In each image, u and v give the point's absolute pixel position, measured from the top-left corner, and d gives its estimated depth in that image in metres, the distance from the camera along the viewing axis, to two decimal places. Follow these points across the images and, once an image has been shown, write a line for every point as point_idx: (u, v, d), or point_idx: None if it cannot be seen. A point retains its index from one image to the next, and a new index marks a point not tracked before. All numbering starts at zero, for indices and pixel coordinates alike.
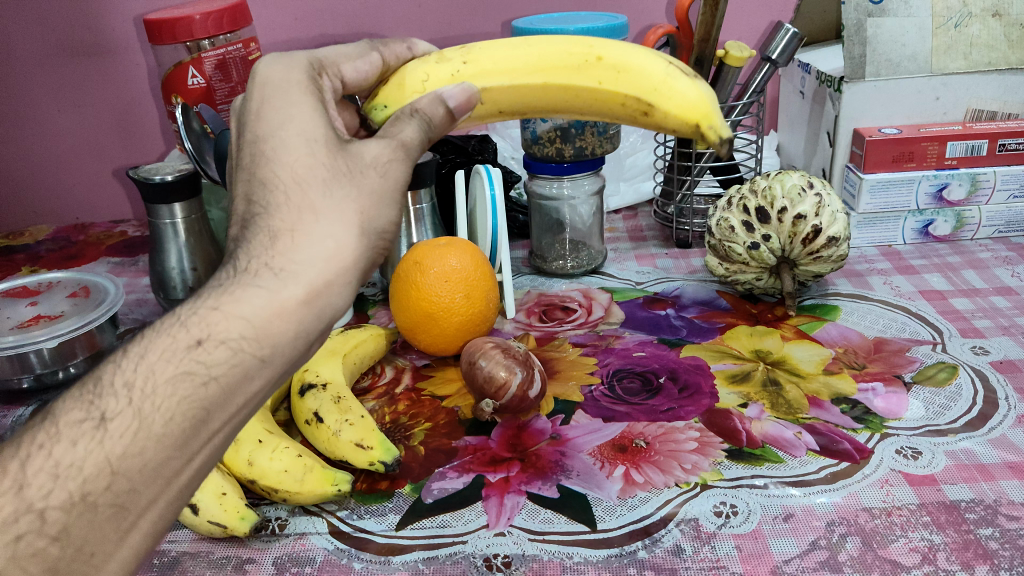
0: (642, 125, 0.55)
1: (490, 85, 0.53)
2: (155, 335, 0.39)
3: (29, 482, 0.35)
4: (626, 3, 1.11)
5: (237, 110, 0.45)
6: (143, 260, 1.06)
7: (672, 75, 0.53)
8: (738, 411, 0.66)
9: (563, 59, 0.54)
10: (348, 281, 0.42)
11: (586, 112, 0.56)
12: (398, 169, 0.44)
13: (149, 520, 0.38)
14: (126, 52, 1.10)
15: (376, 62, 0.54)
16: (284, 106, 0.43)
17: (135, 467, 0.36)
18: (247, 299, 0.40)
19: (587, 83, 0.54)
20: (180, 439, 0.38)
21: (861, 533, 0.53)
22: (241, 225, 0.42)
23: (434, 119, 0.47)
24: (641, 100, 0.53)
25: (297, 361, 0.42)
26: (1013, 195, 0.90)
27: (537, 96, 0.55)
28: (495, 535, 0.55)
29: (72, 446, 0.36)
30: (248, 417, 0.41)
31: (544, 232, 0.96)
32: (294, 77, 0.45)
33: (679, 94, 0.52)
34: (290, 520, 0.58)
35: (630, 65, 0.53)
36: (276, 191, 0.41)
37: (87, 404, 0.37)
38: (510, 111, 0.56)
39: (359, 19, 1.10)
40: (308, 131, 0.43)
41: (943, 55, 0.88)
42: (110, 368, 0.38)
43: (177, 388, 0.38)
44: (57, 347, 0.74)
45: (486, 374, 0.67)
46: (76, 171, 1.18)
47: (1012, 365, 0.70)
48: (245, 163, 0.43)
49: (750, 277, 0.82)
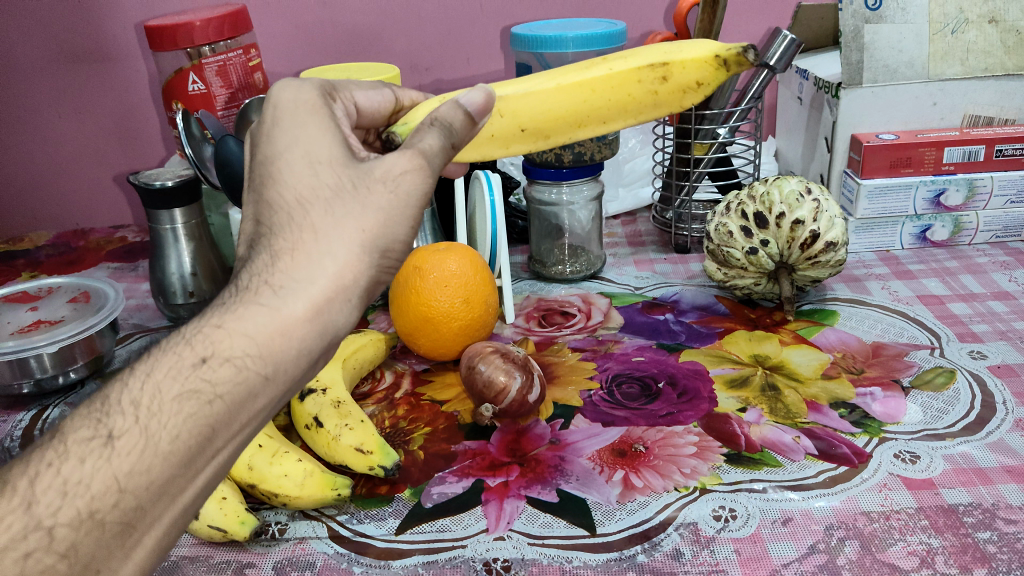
0: (664, 101, 0.53)
1: (507, 93, 0.53)
2: (162, 353, 0.40)
3: (38, 500, 0.35)
4: (624, 10, 1.12)
5: (250, 131, 0.46)
6: (142, 266, 1.06)
7: (676, 44, 0.54)
8: (737, 415, 0.67)
9: (571, 70, 0.54)
10: (349, 298, 0.42)
11: (607, 113, 0.54)
12: (411, 182, 0.44)
13: (154, 536, 0.38)
14: (127, 59, 1.11)
15: (388, 96, 0.55)
16: (292, 127, 0.44)
17: (142, 485, 0.37)
18: (249, 316, 0.40)
19: (599, 73, 0.53)
20: (185, 456, 0.38)
21: (860, 537, 0.53)
22: (249, 245, 0.42)
23: (454, 124, 0.46)
24: (654, 66, 0.52)
25: (301, 378, 0.43)
26: (1011, 201, 0.90)
27: (555, 99, 0.53)
28: (495, 539, 0.55)
29: (80, 464, 0.36)
30: (255, 435, 0.41)
31: (543, 237, 0.97)
32: (304, 97, 0.46)
33: (688, 48, 0.53)
34: (290, 524, 0.58)
35: (635, 53, 0.54)
36: (280, 213, 0.42)
37: (95, 422, 0.38)
38: (531, 129, 0.55)
39: (358, 25, 1.10)
40: (315, 152, 0.43)
41: (940, 61, 0.88)
42: (117, 387, 0.39)
43: (183, 406, 0.38)
44: (58, 352, 0.74)
45: (485, 378, 0.67)
46: (76, 177, 1.19)
47: (1010, 370, 0.70)
48: (254, 184, 0.43)
49: (749, 281, 0.83)
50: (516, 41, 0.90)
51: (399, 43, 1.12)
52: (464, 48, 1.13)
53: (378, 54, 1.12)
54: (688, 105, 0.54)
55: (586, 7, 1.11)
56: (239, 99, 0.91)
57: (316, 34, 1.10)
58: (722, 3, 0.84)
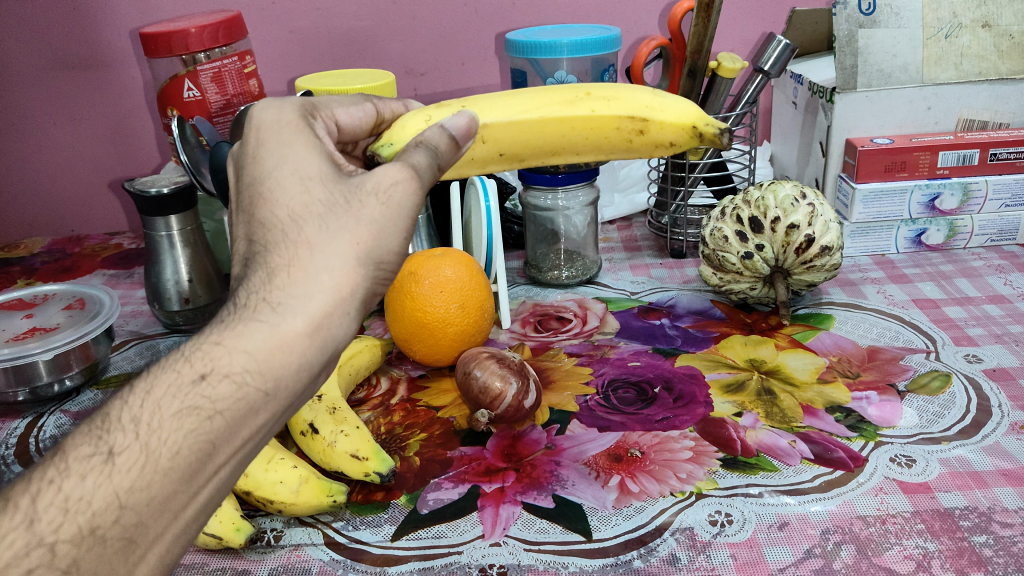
0: (637, 148, 0.57)
1: (491, 121, 0.54)
2: (160, 370, 0.40)
3: (40, 517, 0.35)
4: (618, 15, 1.12)
5: (235, 156, 0.46)
6: (138, 272, 1.06)
7: (659, 95, 0.56)
8: (732, 420, 0.67)
9: (555, 99, 0.55)
10: (347, 311, 0.42)
11: (582, 148, 0.57)
12: (403, 192, 0.43)
13: (158, 553, 0.38)
14: (122, 66, 1.11)
15: (370, 111, 0.55)
16: (278, 148, 0.44)
17: (143, 501, 0.37)
18: (248, 333, 0.40)
19: (581, 113, 0.55)
20: (187, 472, 0.38)
21: (855, 541, 0.53)
22: (243, 263, 0.42)
23: (440, 147, 0.47)
24: (634, 119, 0.55)
25: (302, 393, 0.42)
26: (1005, 205, 0.91)
27: (536, 131, 0.55)
28: (490, 546, 0.55)
29: (81, 480, 0.36)
30: (256, 450, 0.41)
31: (538, 242, 0.97)
32: (286, 118, 0.46)
33: (670, 106, 0.55)
34: (285, 531, 0.58)
35: (618, 95, 0.56)
36: (273, 230, 0.42)
37: (95, 439, 0.38)
38: (509, 154, 0.57)
39: (352, 30, 1.10)
40: (303, 169, 0.43)
41: (933, 65, 0.89)
42: (117, 404, 0.39)
43: (183, 422, 0.38)
44: (53, 359, 0.74)
45: (481, 384, 0.66)
46: (70, 183, 1.19)
47: (1005, 373, 0.70)
48: (245, 205, 0.44)
49: (744, 286, 0.83)
50: (511, 47, 0.91)
51: (394, 49, 1.12)
52: (459, 53, 1.13)
53: (373, 59, 1.12)
54: (659, 154, 0.58)
55: (580, 13, 1.11)
56: (234, 105, 0.91)
57: (311, 40, 1.11)
58: (717, 7, 0.84)
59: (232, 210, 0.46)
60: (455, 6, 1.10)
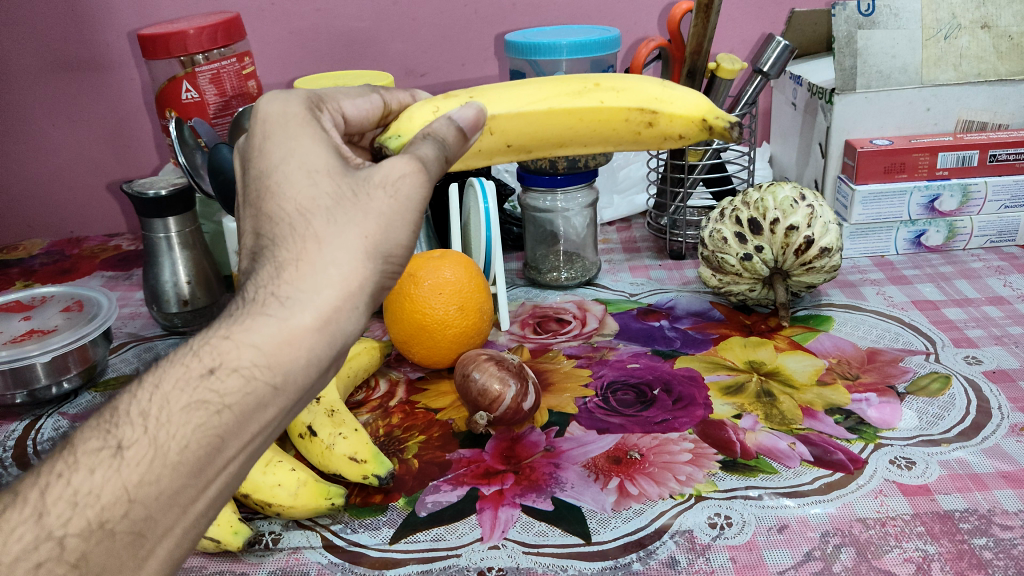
0: (645, 140, 0.57)
1: (499, 113, 0.53)
2: (169, 364, 0.39)
3: (48, 510, 0.35)
4: (617, 16, 1.12)
5: (241, 148, 0.46)
6: (136, 274, 1.06)
7: (667, 86, 0.56)
8: (732, 422, 0.66)
9: (562, 90, 0.55)
10: (356, 306, 0.42)
11: (588, 139, 0.58)
12: (410, 185, 0.44)
13: (166, 547, 0.37)
14: (121, 68, 1.10)
15: (376, 102, 0.55)
16: (285, 140, 0.44)
17: (152, 495, 0.36)
18: (257, 327, 0.40)
19: (590, 105, 0.55)
20: (195, 466, 0.37)
21: (855, 543, 0.53)
22: (251, 258, 0.42)
23: (448, 139, 0.47)
24: (644, 111, 0.55)
25: (310, 388, 0.42)
26: (1004, 206, 0.91)
27: (544, 122, 0.55)
28: (490, 549, 0.55)
29: (89, 474, 0.36)
30: (264, 445, 0.41)
31: (538, 243, 0.97)
32: (292, 110, 0.46)
33: (678, 99, 0.55)
34: (284, 534, 0.58)
35: (626, 86, 0.55)
36: (281, 224, 0.41)
37: (104, 432, 0.37)
38: (516, 145, 0.57)
39: (351, 31, 1.10)
40: (311, 162, 0.43)
41: (932, 67, 0.89)
42: (125, 398, 0.38)
43: (191, 417, 0.38)
44: (51, 361, 0.74)
45: (480, 386, 0.66)
46: (69, 185, 1.18)
47: (1005, 375, 0.70)
48: (251, 198, 0.43)
49: (744, 288, 0.82)
50: (510, 49, 0.91)
51: (393, 50, 1.12)
52: (458, 54, 1.13)
53: (373, 60, 1.12)
54: (666, 146, 0.58)
55: (579, 14, 1.11)
56: (233, 106, 0.91)
57: (311, 41, 1.10)
58: (716, 9, 0.84)
59: (237, 203, 0.46)
60: (454, 7, 1.10)
